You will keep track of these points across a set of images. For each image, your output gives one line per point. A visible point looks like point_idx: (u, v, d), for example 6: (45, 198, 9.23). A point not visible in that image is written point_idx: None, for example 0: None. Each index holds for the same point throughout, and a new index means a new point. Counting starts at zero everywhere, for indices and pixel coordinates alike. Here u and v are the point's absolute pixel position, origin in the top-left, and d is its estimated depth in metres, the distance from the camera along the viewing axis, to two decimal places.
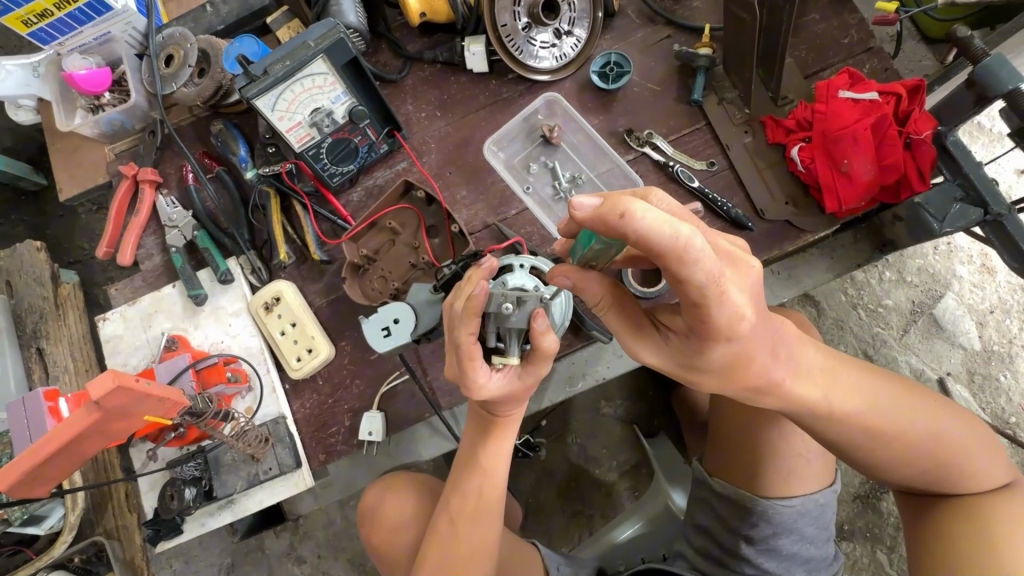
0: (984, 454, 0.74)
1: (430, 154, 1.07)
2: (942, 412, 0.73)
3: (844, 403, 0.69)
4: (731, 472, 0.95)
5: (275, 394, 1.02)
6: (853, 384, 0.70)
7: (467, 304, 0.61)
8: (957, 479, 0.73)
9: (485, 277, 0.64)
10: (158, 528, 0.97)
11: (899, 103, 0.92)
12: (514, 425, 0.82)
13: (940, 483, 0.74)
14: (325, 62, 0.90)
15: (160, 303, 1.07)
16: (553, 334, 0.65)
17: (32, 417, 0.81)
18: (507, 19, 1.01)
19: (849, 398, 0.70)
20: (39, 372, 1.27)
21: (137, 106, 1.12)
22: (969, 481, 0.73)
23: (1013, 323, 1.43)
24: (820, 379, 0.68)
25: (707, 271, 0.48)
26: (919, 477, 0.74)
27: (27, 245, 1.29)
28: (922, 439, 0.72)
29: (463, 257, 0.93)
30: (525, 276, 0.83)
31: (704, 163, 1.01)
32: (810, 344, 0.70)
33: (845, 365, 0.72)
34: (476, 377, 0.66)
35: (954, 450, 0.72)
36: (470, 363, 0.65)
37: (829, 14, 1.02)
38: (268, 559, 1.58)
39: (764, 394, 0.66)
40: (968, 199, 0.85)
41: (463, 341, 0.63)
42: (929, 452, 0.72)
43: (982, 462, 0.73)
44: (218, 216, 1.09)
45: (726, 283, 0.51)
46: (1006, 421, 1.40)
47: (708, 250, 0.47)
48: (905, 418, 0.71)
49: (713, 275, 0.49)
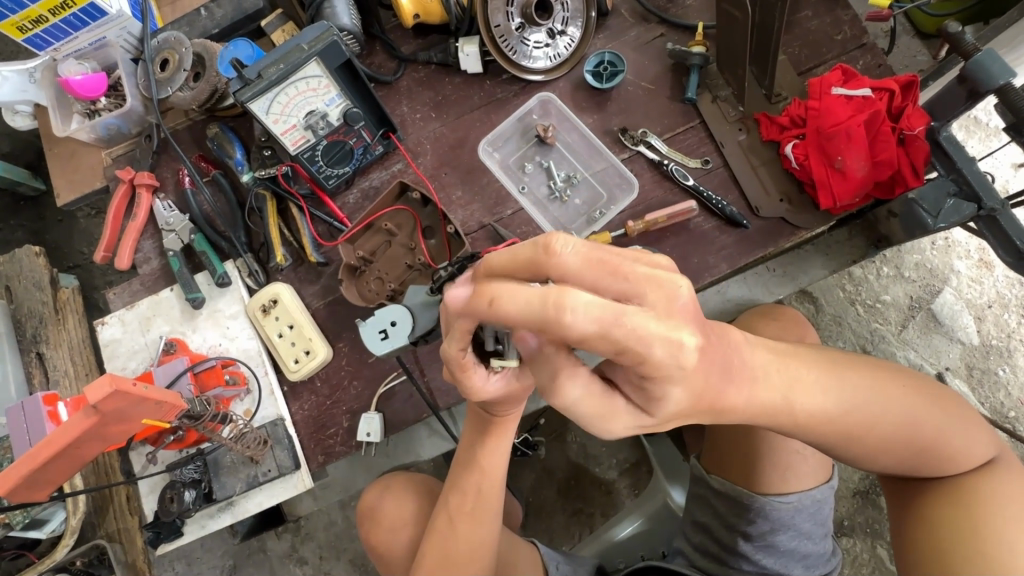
0: (960, 435, 0.73)
1: (426, 155, 1.08)
2: (918, 399, 0.71)
3: (813, 407, 0.65)
4: (734, 468, 0.95)
5: (274, 396, 1.02)
6: (821, 384, 0.65)
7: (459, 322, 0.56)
8: (932, 463, 0.73)
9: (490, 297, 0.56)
10: (159, 531, 0.98)
11: (892, 99, 0.92)
12: (514, 425, 0.80)
13: (915, 468, 0.74)
14: (319, 64, 0.91)
15: (159, 307, 1.07)
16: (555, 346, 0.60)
17: (32, 421, 0.82)
18: (501, 20, 1.02)
19: (819, 401, 0.65)
20: (39, 376, 1.27)
21: (134, 111, 1.13)
22: (942, 464, 0.73)
23: (1011, 317, 1.43)
24: (781, 386, 0.62)
25: (597, 319, 0.44)
26: (896, 464, 0.73)
27: (26, 250, 1.30)
28: (898, 431, 0.70)
29: (458, 258, 0.94)
30: None
31: (698, 161, 1.02)
32: (760, 345, 0.63)
33: (810, 363, 0.66)
34: (472, 382, 0.65)
35: (928, 436, 0.71)
36: (464, 373, 0.64)
37: (822, 11, 1.02)
38: (269, 561, 1.59)
39: (723, 415, 0.60)
40: (962, 194, 0.86)
41: (452, 355, 0.61)
42: (903, 442, 0.71)
43: (957, 443, 0.73)
44: (216, 219, 1.09)
45: (628, 317, 0.45)
46: (1005, 416, 1.41)
47: (590, 307, 0.43)
48: (879, 412, 0.68)
49: (604, 320, 0.44)
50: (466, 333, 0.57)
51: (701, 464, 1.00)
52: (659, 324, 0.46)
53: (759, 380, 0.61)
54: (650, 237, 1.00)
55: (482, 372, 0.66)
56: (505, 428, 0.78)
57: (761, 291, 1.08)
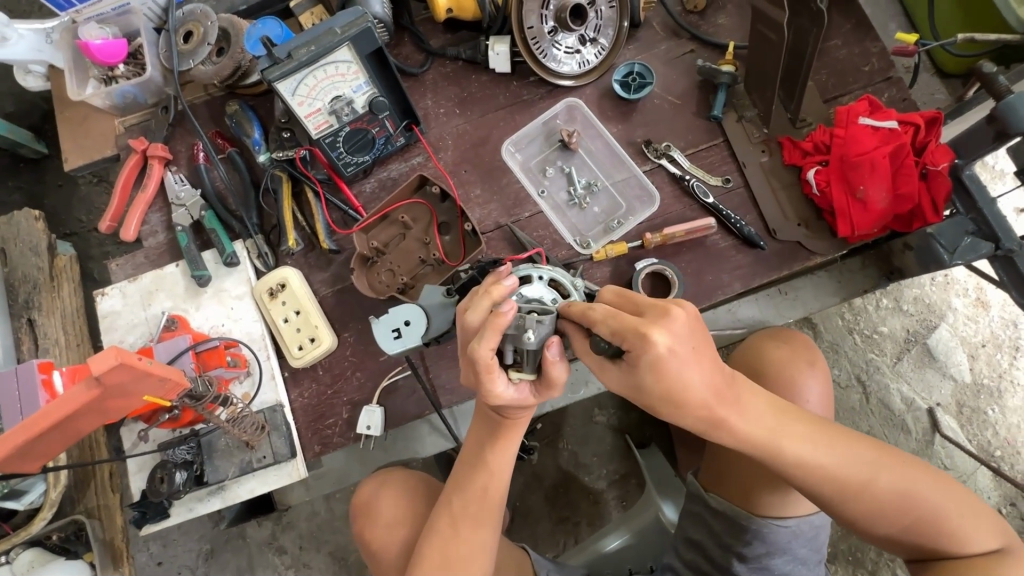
0: (959, 514, 0.73)
1: (447, 151, 1.07)
2: (897, 466, 0.73)
3: (808, 450, 0.72)
4: (725, 476, 0.96)
5: (274, 380, 1.00)
6: (813, 438, 0.73)
7: (495, 316, 0.65)
8: (934, 540, 0.73)
9: (506, 294, 0.69)
10: (145, 511, 0.95)
11: (916, 133, 0.93)
12: (522, 430, 0.81)
13: (922, 543, 0.74)
14: (351, 49, 0.90)
15: (161, 282, 1.05)
16: (563, 364, 0.70)
17: (24, 389, 0.80)
18: (534, 22, 1.01)
19: (814, 449, 0.72)
20: (28, 343, 1.24)
21: (152, 81, 1.10)
22: (945, 541, 0.73)
23: (1004, 358, 1.45)
24: (768, 427, 0.71)
25: (604, 312, 0.66)
26: (896, 533, 0.74)
27: (26, 213, 1.27)
28: (891, 496, 0.73)
29: (483, 262, 0.93)
30: (543, 290, 0.81)
31: (719, 179, 1.02)
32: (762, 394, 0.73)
33: (799, 415, 0.74)
34: (494, 386, 0.69)
35: (925, 511, 0.73)
36: (489, 375, 0.68)
37: (851, 41, 1.04)
38: (248, 548, 1.58)
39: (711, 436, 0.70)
40: (980, 233, 0.86)
41: (482, 355, 0.66)
42: (897, 512, 0.73)
43: (953, 522, 0.72)
44: (228, 197, 1.08)
45: (592, 313, 0.66)
46: (991, 454, 1.42)
47: (621, 319, 0.64)
48: (847, 469, 0.72)
49: (603, 316, 0.66)
50: (501, 327, 0.65)
51: (698, 481, 1.00)
52: (653, 335, 0.62)
53: (744, 408, 0.71)
54: (666, 251, 1.00)
55: (504, 379, 0.70)
56: (516, 429, 0.79)
57: (771, 312, 1.05)
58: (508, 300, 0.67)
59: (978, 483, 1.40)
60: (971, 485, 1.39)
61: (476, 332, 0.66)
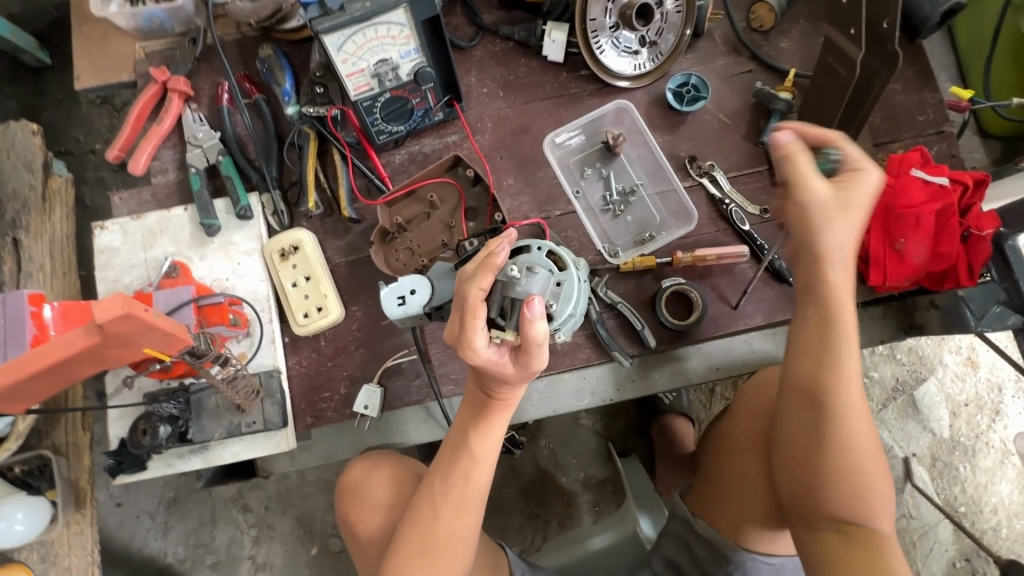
0: (884, 502, 0.72)
1: (485, 133, 1.02)
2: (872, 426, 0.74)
3: (845, 336, 0.72)
4: (728, 471, 0.93)
5: (274, 345, 0.96)
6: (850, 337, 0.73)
7: (489, 257, 0.66)
8: (854, 508, 0.71)
9: (504, 241, 0.70)
10: (121, 461, 0.92)
11: (963, 193, 0.92)
12: (504, 413, 0.80)
13: (839, 499, 0.71)
14: (406, 12, 0.86)
15: (166, 224, 0.99)
16: (544, 325, 0.67)
17: (10, 321, 0.74)
18: (597, 14, 0.97)
19: (850, 344, 0.72)
20: (10, 264, 1.17)
21: (183, 9, 1.03)
22: (857, 510, 0.71)
23: (983, 419, 1.48)
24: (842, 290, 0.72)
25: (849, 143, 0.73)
26: (835, 478, 0.72)
27: (24, 126, 1.19)
28: (858, 436, 0.72)
29: (484, 232, 0.94)
30: (540, 258, 0.78)
31: (758, 208, 1.00)
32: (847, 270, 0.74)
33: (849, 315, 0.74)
34: (473, 337, 0.67)
35: (865, 472, 0.71)
36: (472, 320, 0.67)
37: (911, 87, 1.02)
38: (212, 502, 1.54)
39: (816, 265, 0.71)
40: (1011, 303, 0.89)
41: (470, 295, 0.66)
42: (851, 457, 0.71)
43: (880, 503, 0.71)
44: (248, 145, 1.02)
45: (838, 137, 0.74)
46: (956, 509, 1.45)
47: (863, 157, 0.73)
48: (848, 382, 0.72)
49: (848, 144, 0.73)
50: (493, 267, 0.66)
51: (685, 505, 0.99)
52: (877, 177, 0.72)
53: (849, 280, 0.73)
54: (693, 272, 0.98)
55: (486, 334, 0.68)
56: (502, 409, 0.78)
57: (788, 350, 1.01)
58: (502, 243, 0.68)
59: (938, 536, 1.43)
60: (931, 537, 1.43)
61: (469, 273, 0.67)
